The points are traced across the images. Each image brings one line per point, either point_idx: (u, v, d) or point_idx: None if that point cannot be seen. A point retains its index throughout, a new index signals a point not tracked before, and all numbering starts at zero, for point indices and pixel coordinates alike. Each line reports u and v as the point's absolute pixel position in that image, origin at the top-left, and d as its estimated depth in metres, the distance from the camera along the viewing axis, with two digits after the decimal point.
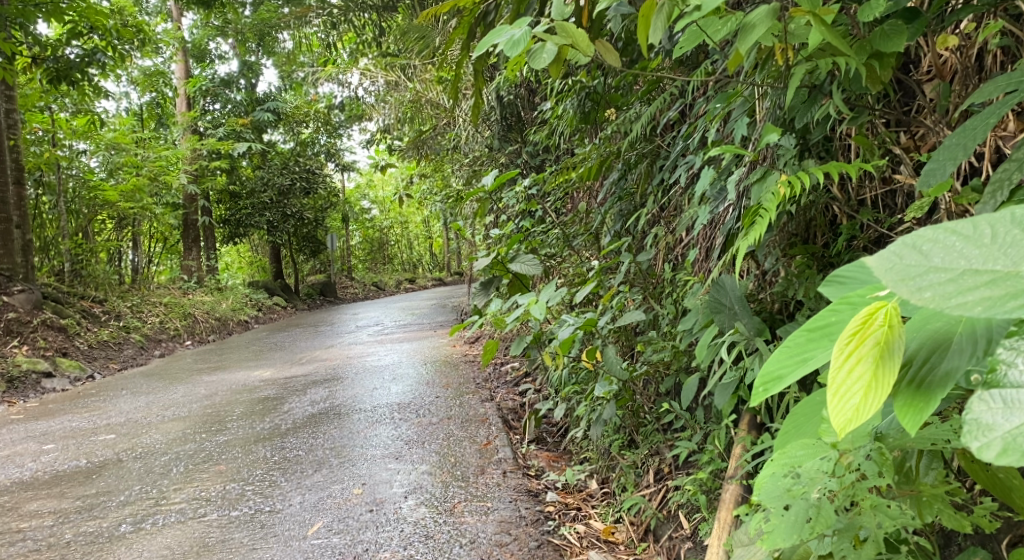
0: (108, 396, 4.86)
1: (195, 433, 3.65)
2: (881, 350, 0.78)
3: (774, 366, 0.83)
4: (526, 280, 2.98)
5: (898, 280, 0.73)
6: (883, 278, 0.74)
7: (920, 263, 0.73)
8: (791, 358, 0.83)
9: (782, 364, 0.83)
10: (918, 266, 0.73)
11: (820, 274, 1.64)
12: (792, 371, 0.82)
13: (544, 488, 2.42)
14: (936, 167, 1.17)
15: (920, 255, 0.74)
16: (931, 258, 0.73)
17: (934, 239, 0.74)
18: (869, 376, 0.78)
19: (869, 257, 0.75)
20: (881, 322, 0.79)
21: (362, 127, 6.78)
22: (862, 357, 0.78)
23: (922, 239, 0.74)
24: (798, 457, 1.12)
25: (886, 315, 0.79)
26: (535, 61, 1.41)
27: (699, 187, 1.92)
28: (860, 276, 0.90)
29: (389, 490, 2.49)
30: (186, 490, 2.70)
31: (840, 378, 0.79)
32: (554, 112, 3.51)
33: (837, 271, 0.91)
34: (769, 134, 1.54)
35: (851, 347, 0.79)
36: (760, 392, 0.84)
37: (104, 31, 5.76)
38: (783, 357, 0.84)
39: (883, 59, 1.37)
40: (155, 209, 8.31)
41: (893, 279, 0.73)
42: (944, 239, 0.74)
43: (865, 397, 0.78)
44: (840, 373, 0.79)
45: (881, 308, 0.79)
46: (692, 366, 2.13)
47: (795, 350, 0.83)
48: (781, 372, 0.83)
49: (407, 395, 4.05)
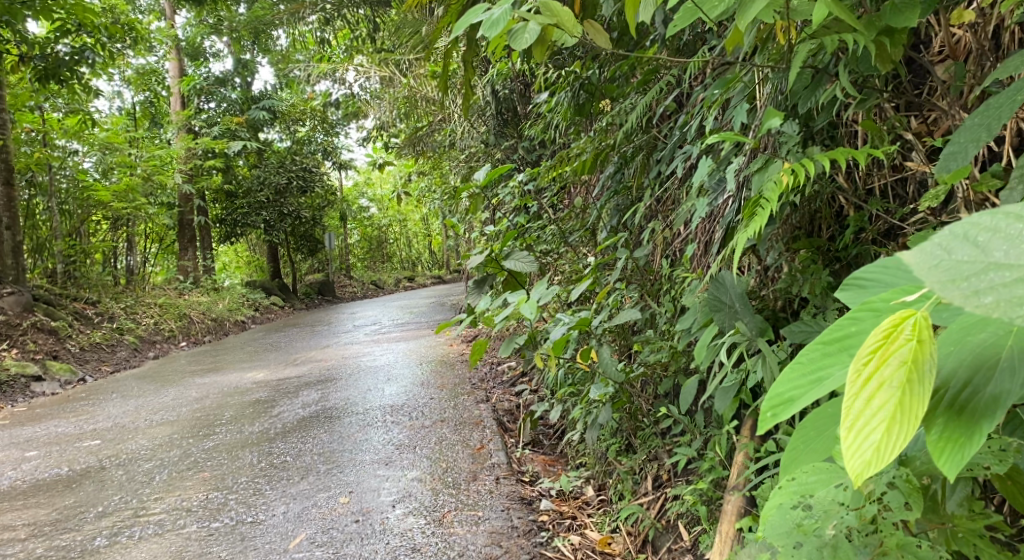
0: (97, 400, 4.75)
1: (183, 438, 3.55)
2: (907, 373, 0.68)
3: (786, 388, 0.74)
4: (521, 277, 2.87)
5: (949, 281, 0.64)
6: (930, 279, 0.65)
7: (976, 258, 0.64)
8: (803, 378, 0.73)
9: (794, 386, 0.73)
10: (973, 264, 0.64)
11: (827, 269, 1.53)
12: (804, 394, 0.72)
13: (538, 495, 2.32)
14: (956, 150, 1.07)
15: (977, 250, 0.65)
16: (992, 252, 0.64)
17: (994, 229, 0.66)
18: (891, 406, 0.68)
19: (911, 253, 0.66)
20: (909, 336, 0.68)
21: (357, 123, 6.65)
22: (884, 382, 0.68)
23: (977, 230, 0.66)
24: (811, 483, 1.01)
25: (914, 328, 0.69)
26: (516, 42, 1.30)
27: (696, 178, 1.81)
28: (883, 279, 0.80)
29: (376, 499, 2.39)
30: (167, 500, 2.60)
31: (858, 407, 0.69)
32: (549, 105, 3.39)
33: (856, 274, 0.81)
34: (771, 118, 1.43)
35: (870, 370, 0.68)
36: (767, 419, 0.74)
37: (93, 28, 5.62)
38: (795, 378, 0.74)
39: (894, 36, 1.26)
40: (150, 209, 8.18)
41: (943, 279, 0.64)
42: (1006, 228, 0.66)
43: (887, 431, 0.68)
44: (856, 403, 0.69)
45: (909, 320, 0.69)
46: (691, 368, 2.03)
47: (808, 369, 0.73)
48: (792, 395, 0.73)
49: (401, 397, 3.94)
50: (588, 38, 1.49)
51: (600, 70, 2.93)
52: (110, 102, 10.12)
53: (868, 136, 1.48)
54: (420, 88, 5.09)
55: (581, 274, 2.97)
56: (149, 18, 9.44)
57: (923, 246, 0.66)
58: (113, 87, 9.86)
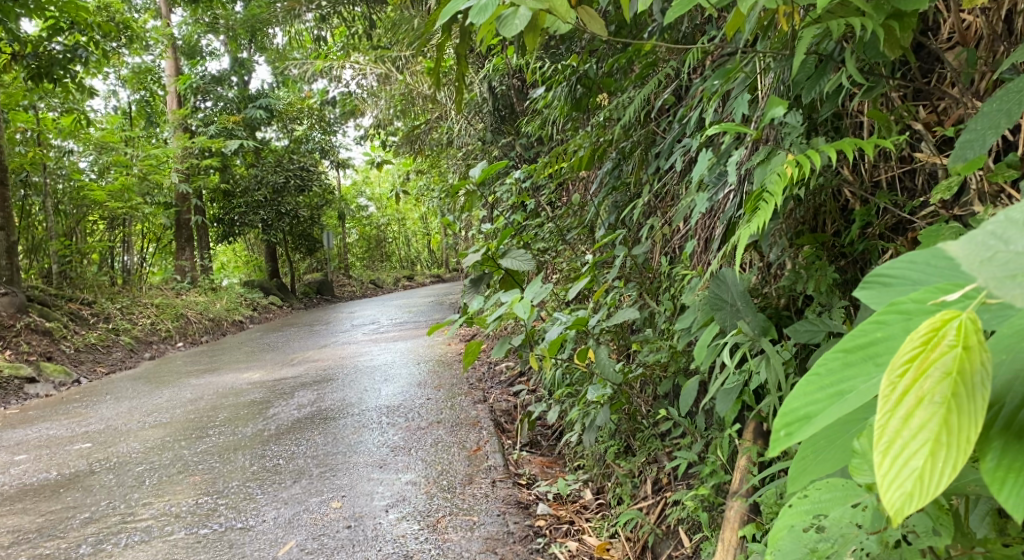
0: (91, 402, 4.69)
1: (175, 441, 3.48)
2: (952, 388, 0.56)
3: (800, 402, 0.63)
4: (518, 276, 2.79)
5: (1006, 277, 0.52)
6: (981, 274, 0.53)
7: None
8: (820, 391, 0.62)
9: (809, 400, 0.62)
10: None
11: (832, 265, 1.47)
12: (821, 409, 0.61)
13: (535, 499, 2.26)
14: (972, 138, 1.01)
15: None
16: None
17: None
18: (934, 427, 0.56)
19: (956, 244, 0.54)
20: (952, 344, 0.57)
21: (354, 121, 6.57)
22: (924, 398, 0.56)
23: None
24: (824, 503, 0.95)
25: (959, 333, 0.57)
26: (506, 28, 1.24)
27: (696, 173, 1.75)
28: (910, 273, 0.68)
29: (369, 504, 2.33)
30: (155, 505, 2.54)
31: (894, 428, 0.57)
32: (545, 99, 3.33)
33: (879, 270, 0.69)
34: (774, 107, 1.36)
35: (907, 384, 0.57)
36: (778, 439, 0.62)
37: (87, 26, 5.53)
38: (809, 391, 0.62)
39: (903, 19, 1.19)
40: (146, 209, 8.11)
41: (997, 275, 0.53)
42: None
43: (933, 457, 0.55)
44: (891, 422, 0.57)
45: (951, 323, 0.57)
46: (692, 368, 1.97)
47: (826, 380, 0.62)
48: (808, 411, 0.62)
49: (398, 397, 3.88)
50: (583, 26, 1.43)
51: (597, 63, 2.86)
52: (106, 101, 10.03)
53: (875, 127, 1.42)
54: (416, 85, 5.01)
55: (579, 272, 2.91)
56: (144, 16, 9.33)
57: (971, 235, 0.55)
58: (109, 86, 9.77)
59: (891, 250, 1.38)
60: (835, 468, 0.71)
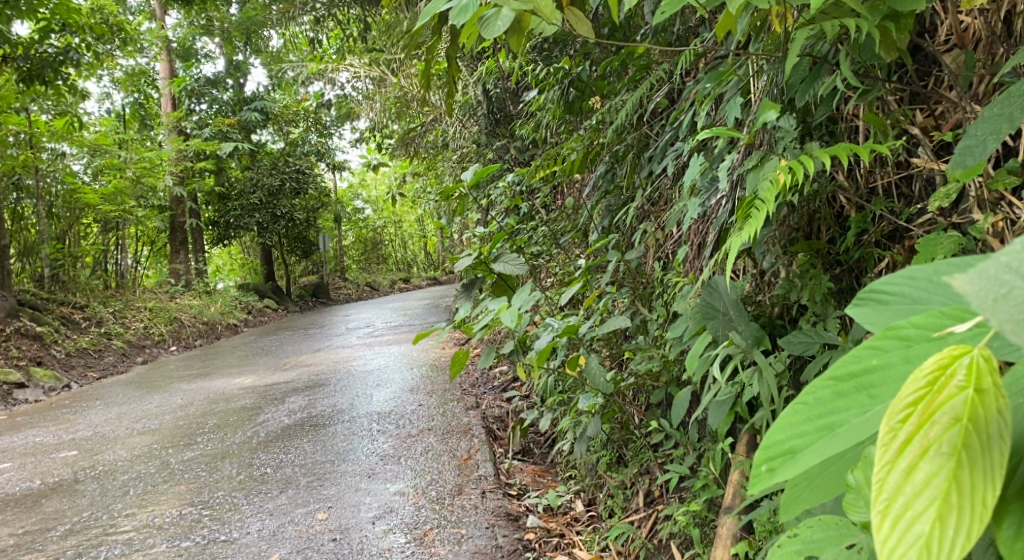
0: (80, 408, 4.63)
1: (163, 448, 3.43)
2: (963, 436, 0.44)
3: (783, 434, 0.52)
4: (510, 281, 2.75)
5: None
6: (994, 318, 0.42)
7: None
8: (807, 422, 0.51)
9: (796, 433, 0.52)
10: None
11: (826, 273, 1.43)
12: (808, 444, 0.50)
13: (525, 510, 2.21)
14: (973, 143, 0.95)
15: None
16: None
17: None
18: (942, 483, 0.44)
19: (962, 279, 0.44)
20: (963, 385, 0.45)
21: (349, 123, 6.51)
22: (930, 449, 0.45)
23: None
24: (817, 542, 0.83)
25: (971, 373, 0.45)
26: (488, 30, 1.19)
27: (688, 178, 1.71)
28: (913, 289, 0.56)
29: (356, 515, 2.28)
30: (138, 516, 2.49)
31: (894, 485, 0.45)
32: (538, 102, 3.27)
33: (875, 284, 0.58)
34: (767, 111, 1.31)
35: (909, 431, 0.45)
36: (758, 475, 0.52)
37: (79, 28, 5.46)
38: (794, 422, 0.52)
39: (900, 20, 1.14)
40: (139, 212, 8.04)
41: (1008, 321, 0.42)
42: None
43: (940, 523, 0.44)
44: (890, 475, 0.46)
45: (960, 360, 0.46)
46: (684, 378, 1.92)
47: (814, 410, 0.51)
48: (793, 445, 0.51)
49: (390, 403, 3.83)
50: (569, 27, 1.38)
51: (591, 65, 2.81)
52: (100, 103, 9.94)
53: (871, 131, 1.37)
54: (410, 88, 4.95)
55: (571, 276, 2.86)
56: (139, 19, 9.26)
57: (985, 264, 0.44)
58: (102, 88, 9.68)
59: (888, 259, 1.33)
60: (822, 500, 0.64)
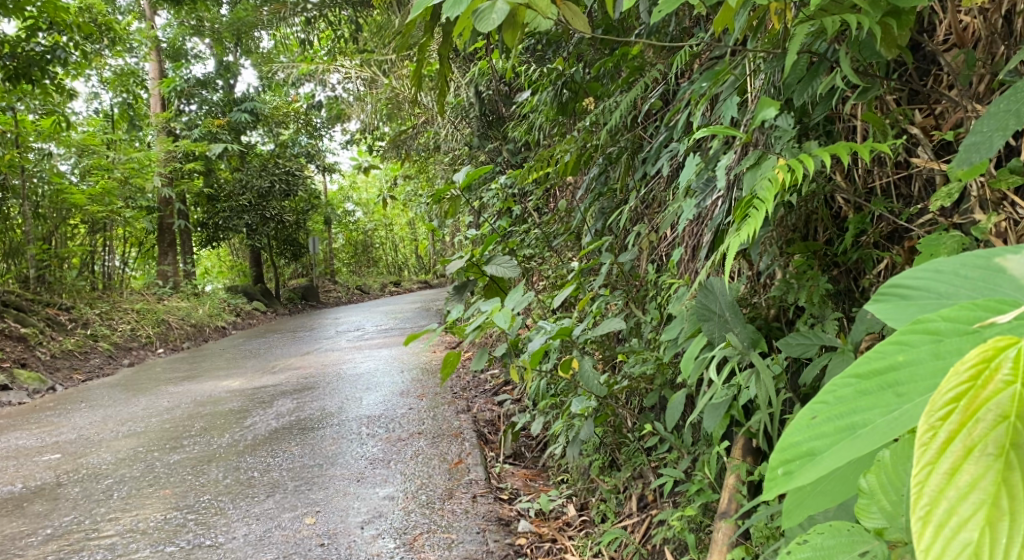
0: (64, 410, 4.55)
1: (148, 452, 3.37)
2: (1014, 435, 0.38)
3: (802, 435, 0.46)
4: (502, 283, 2.72)
5: None
6: None
7: None
8: (827, 421, 0.45)
9: (812, 433, 0.45)
10: None
11: (824, 275, 1.41)
12: (829, 446, 0.44)
13: (516, 515, 2.18)
14: (979, 141, 0.94)
15: None
16: None
17: None
18: (990, 486, 0.38)
19: None
20: (1010, 380, 0.39)
21: (339, 125, 6.46)
22: (973, 448, 0.38)
23: None
24: (828, 550, 0.81)
25: (1017, 367, 0.39)
26: (482, 22, 1.17)
27: (684, 178, 1.68)
28: (937, 288, 0.54)
29: (344, 520, 2.25)
30: (122, 521, 2.44)
31: (935, 488, 0.39)
32: (531, 103, 3.24)
33: (897, 280, 0.56)
34: (766, 108, 1.28)
35: (949, 429, 0.39)
36: (774, 480, 0.46)
37: (67, 27, 5.36)
38: (814, 422, 0.45)
39: (901, 17, 1.12)
40: (127, 213, 7.95)
41: None
42: None
43: (990, 529, 0.38)
44: (930, 478, 0.39)
45: (1005, 351, 0.40)
46: (678, 381, 1.91)
47: (835, 409, 0.45)
48: (813, 446, 0.45)
49: (380, 406, 3.79)
50: (565, 22, 1.35)
51: (584, 66, 2.79)
52: (88, 104, 9.80)
53: (870, 131, 1.36)
54: (402, 90, 4.87)
55: (564, 279, 2.83)
56: (129, 18, 9.16)
57: None
58: (91, 88, 9.57)
59: (887, 260, 1.32)
60: (834, 502, 0.62)
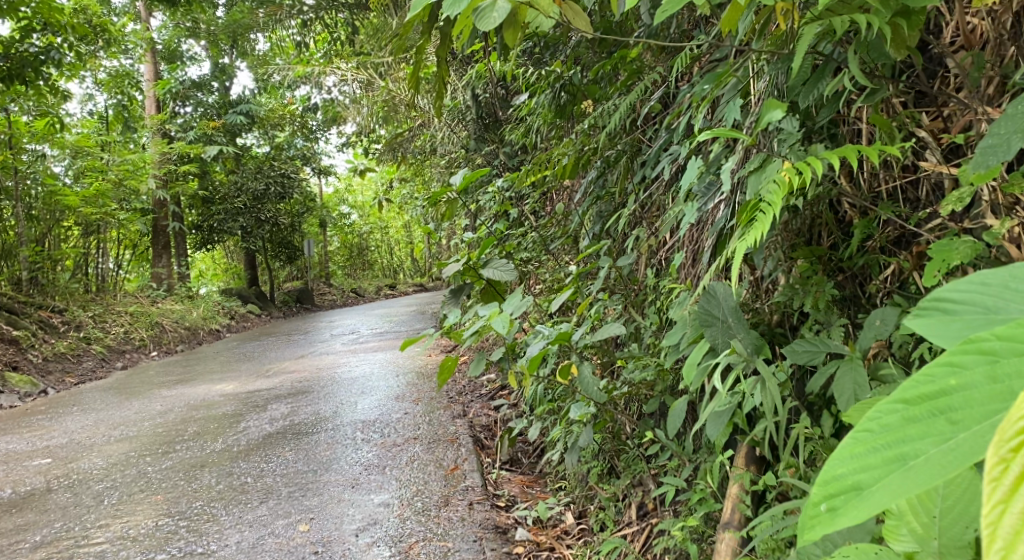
0: (56, 414, 4.50)
1: (140, 456, 3.33)
2: None
3: (847, 469, 0.57)
4: (500, 286, 2.68)
5: None
6: None
7: None
8: (873, 453, 0.57)
9: (858, 466, 0.57)
10: None
11: (829, 280, 1.38)
12: (874, 480, 0.56)
13: (513, 523, 2.14)
14: (993, 146, 0.92)
15: None
16: None
17: None
18: None
19: None
20: None
21: (335, 128, 6.40)
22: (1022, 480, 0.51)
23: None
24: None
25: None
26: (483, 21, 1.15)
27: (685, 181, 1.66)
28: (978, 306, 0.66)
29: (339, 527, 2.21)
30: (112, 527, 2.40)
31: (998, 523, 0.51)
32: (529, 106, 3.20)
33: (942, 294, 0.69)
34: (771, 110, 1.26)
35: (1011, 463, 0.51)
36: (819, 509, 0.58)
37: (60, 27, 5.29)
38: (860, 455, 0.57)
39: (912, 17, 1.10)
40: (121, 215, 7.89)
41: None
42: None
43: None
44: (991, 509, 0.51)
45: None
46: (679, 388, 1.88)
47: (881, 439, 0.57)
48: (856, 480, 0.57)
49: (375, 411, 3.75)
50: (567, 21, 1.33)
51: (582, 69, 2.75)
52: (82, 105, 9.72)
53: (876, 134, 1.34)
54: (398, 91, 4.81)
55: (562, 283, 2.80)
56: (124, 19, 9.10)
57: None
58: (85, 90, 9.50)
59: (894, 265, 1.30)
60: None
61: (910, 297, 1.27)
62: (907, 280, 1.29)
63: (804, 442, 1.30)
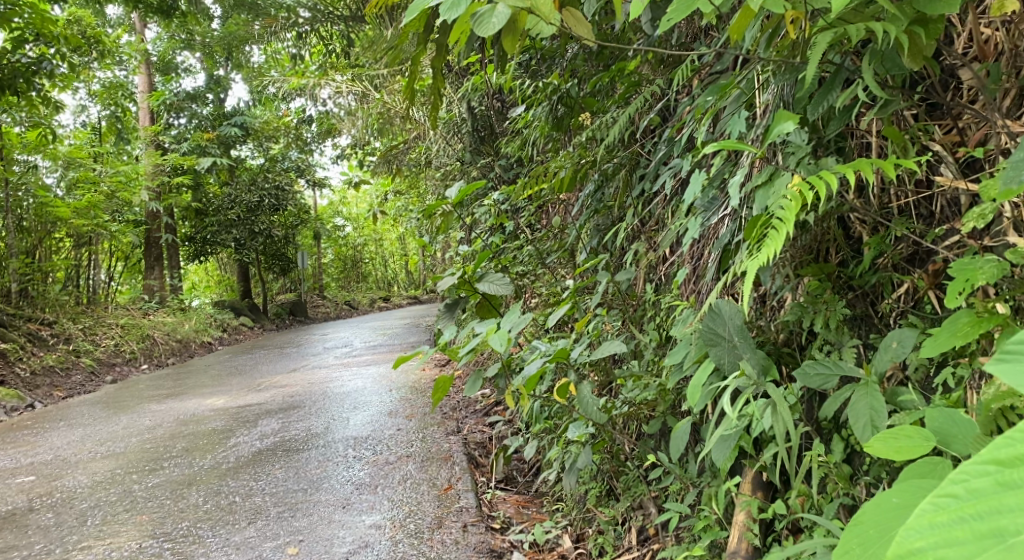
0: (42, 429, 4.41)
1: (127, 473, 3.25)
2: None
3: (926, 542, 0.62)
4: (495, 301, 2.61)
5: None
6: None
7: None
8: (957, 523, 0.62)
9: (939, 539, 0.62)
10: None
11: (839, 298, 1.33)
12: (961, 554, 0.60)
13: (509, 546, 2.07)
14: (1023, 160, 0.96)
15: None
16: None
17: None
18: None
19: None
20: None
21: (330, 140, 6.35)
22: None
23: None
24: None
25: None
26: (481, 26, 1.12)
27: (688, 195, 1.61)
28: None
29: (329, 550, 2.14)
30: (94, 550, 2.33)
31: None
32: (526, 118, 3.15)
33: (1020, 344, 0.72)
34: (782, 122, 1.21)
35: None
36: None
37: (53, 38, 5.21)
38: (941, 524, 0.62)
39: (929, 25, 1.06)
40: (113, 226, 7.80)
41: None
42: None
43: None
44: None
45: None
46: (681, 408, 1.83)
47: (965, 508, 0.62)
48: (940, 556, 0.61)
49: (367, 427, 3.68)
50: (567, 28, 1.28)
51: (579, 81, 2.71)
52: (75, 116, 9.65)
53: (887, 147, 1.29)
54: (394, 104, 4.76)
55: (559, 298, 2.75)
56: (119, 31, 9.04)
57: None
58: (79, 101, 9.43)
59: (908, 284, 1.26)
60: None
61: (927, 317, 1.23)
62: (922, 298, 1.25)
63: (816, 469, 1.25)
